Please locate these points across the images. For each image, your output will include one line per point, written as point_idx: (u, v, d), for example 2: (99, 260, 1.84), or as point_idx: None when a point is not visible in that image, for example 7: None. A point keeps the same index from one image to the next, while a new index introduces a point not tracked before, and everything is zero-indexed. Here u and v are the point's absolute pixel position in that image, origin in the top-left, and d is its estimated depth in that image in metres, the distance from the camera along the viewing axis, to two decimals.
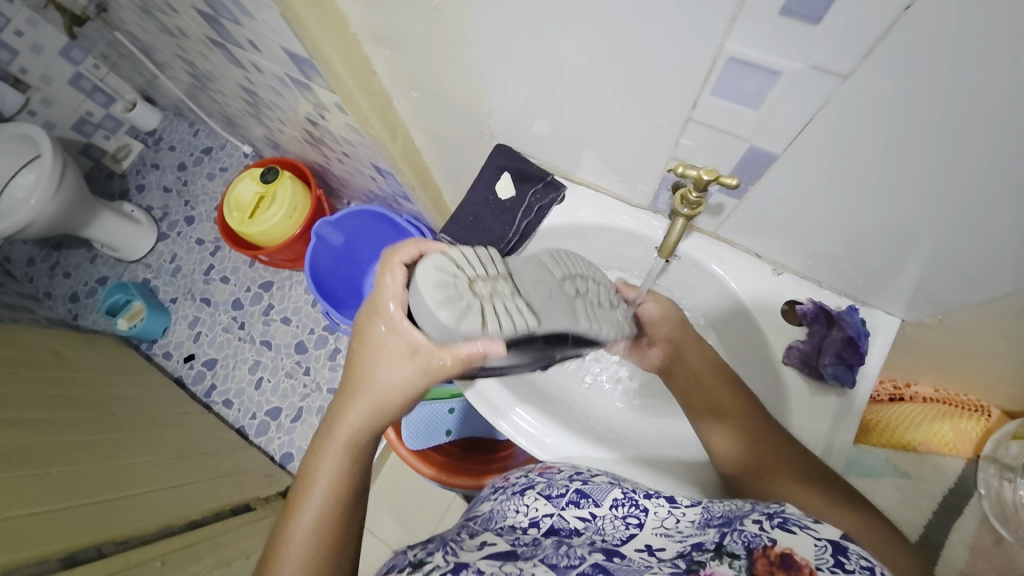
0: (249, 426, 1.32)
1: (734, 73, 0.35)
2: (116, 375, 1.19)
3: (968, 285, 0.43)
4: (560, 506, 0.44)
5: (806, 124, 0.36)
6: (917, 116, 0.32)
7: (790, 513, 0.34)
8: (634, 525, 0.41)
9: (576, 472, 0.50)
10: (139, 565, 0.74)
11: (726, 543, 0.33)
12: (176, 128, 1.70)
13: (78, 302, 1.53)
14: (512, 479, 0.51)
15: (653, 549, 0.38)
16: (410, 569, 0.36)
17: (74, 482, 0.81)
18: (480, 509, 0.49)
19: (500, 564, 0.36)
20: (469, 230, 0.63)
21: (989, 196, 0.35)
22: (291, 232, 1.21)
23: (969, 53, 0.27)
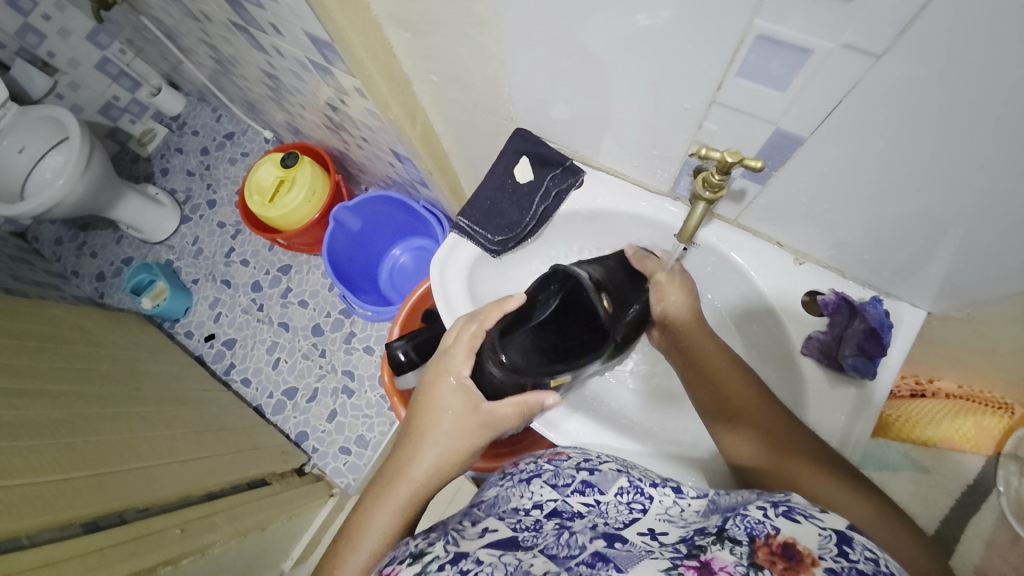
0: (267, 405, 1.36)
1: (761, 53, 0.35)
2: (140, 353, 1.23)
3: (997, 276, 0.42)
4: (565, 493, 0.45)
5: (835, 106, 0.35)
6: (959, 98, 0.31)
7: (795, 503, 0.35)
8: (637, 510, 0.42)
9: (584, 459, 0.51)
10: (159, 531, 0.79)
11: (728, 528, 0.34)
12: (199, 113, 1.73)
13: (105, 281, 1.58)
14: (521, 465, 0.52)
15: (655, 533, 0.38)
16: (410, 560, 0.36)
17: (100, 452, 0.84)
18: (485, 495, 0.50)
19: (499, 554, 0.36)
20: (487, 215, 0.63)
21: (1023, 184, 0.34)
22: (309, 216, 1.23)
23: (1016, 31, 0.26)
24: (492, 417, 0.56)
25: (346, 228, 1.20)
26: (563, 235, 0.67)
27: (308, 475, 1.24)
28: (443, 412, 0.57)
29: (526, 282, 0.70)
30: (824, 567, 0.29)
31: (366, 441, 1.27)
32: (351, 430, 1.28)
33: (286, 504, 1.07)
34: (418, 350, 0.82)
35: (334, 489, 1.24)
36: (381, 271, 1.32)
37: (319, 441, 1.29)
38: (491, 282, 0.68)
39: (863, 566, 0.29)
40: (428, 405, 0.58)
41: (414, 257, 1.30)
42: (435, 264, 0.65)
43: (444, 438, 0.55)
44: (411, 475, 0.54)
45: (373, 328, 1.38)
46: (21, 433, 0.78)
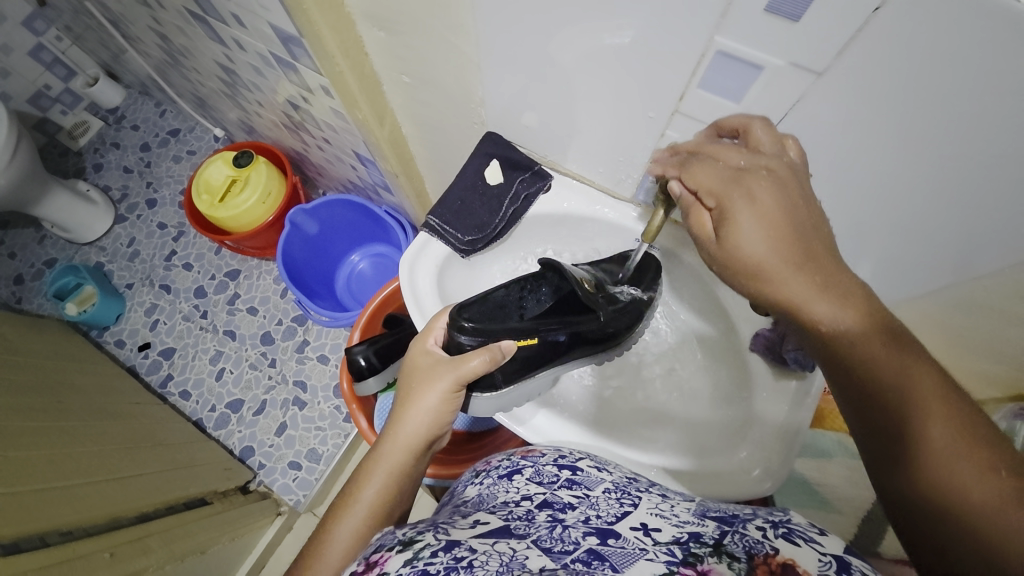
0: (208, 419, 1.27)
1: (719, 66, 0.38)
2: (64, 363, 1.12)
3: (914, 279, 0.48)
4: (553, 488, 0.47)
5: (783, 117, 0.39)
6: (889, 113, 0.35)
7: (796, 526, 0.40)
8: (628, 504, 0.45)
9: (561, 456, 0.55)
10: (86, 556, 0.72)
11: (725, 543, 0.37)
12: (140, 107, 1.63)
13: (23, 285, 1.44)
14: (494, 463, 0.56)
15: (648, 528, 0.41)
16: (400, 547, 0.36)
17: (17, 467, 0.76)
18: (465, 495, 0.52)
19: (492, 543, 0.36)
20: (457, 214, 0.63)
21: (932, 197, 0.39)
22: (263, 218, 1.18)
23: (932, 57, 0.30)
24: (460, 372, 0.55)
25: (302, 232, 1.16)
26: (531, 241, 0.68)
27: (253, 493, 1.16)
28: (412, 377, 0.58)
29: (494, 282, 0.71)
30: None
31: (318, 455, 1.21)
32: (302, 444, 1.22)
33: (230, 525, 1.02)
34: (378, 356, 0.80)
35: (281, 507, 1.17)
36: (338, 277, 1.29)
37: (265, 457, 1.21)
38: (459, 283, 0.68)
39: None
40: (407, 372, 0.59)
41: (373, 264, 1.29)
42: (405, 259, 0.65)
43: (422, 398, 0.56)
44: (394, 436, 0.55)
45: (328, 336, 1.33)
46: None
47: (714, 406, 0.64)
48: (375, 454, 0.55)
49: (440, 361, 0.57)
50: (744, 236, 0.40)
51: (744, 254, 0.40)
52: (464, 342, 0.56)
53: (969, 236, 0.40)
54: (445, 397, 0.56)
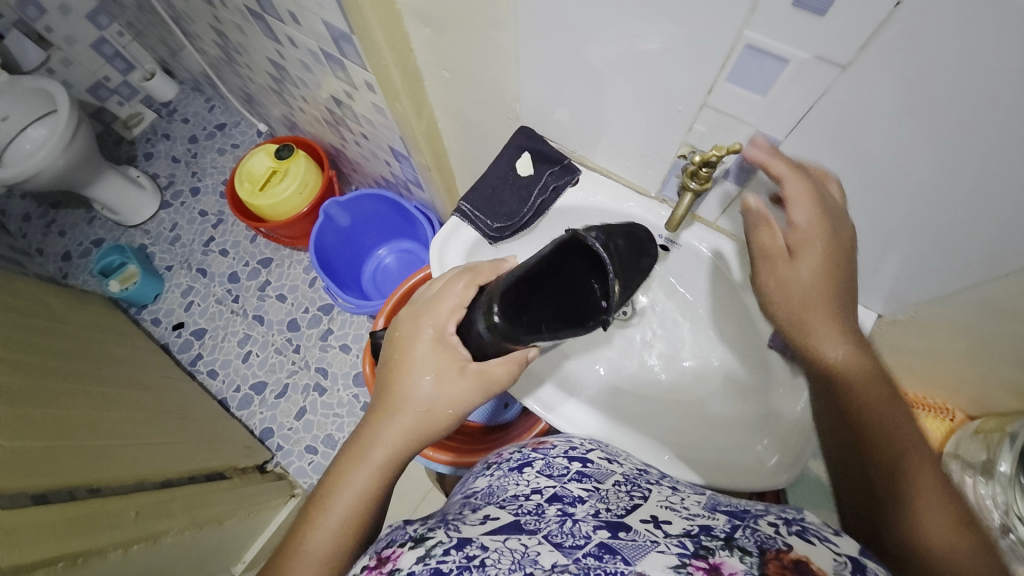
0: (232, 398, 1.32)
1: (748, 60, 0.39)
2: (104, 335, 1.19)
3: (939, 278, 0.48)
4: (563, 482, 0.49)
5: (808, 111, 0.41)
6: (913, 108, 0.36)
7: (810, 526, 0.40)
8: (638, 498, 0.46)
9: (571, 448, 0.57)
10: (113, 512, 0.76)
11: (738, 537, 0.37)
12: (191, 102, 1.73)
13: (72, 262, 1.53)
14: (506, 455, 0.58)
15: (659, 521, 0.41)
16: (411, 544, 0.39)
17: (56, 425, 0.80)
18: (476, 485, 0.54)
19: (503, 539, 0.38)
20: (487, 201, 0.66)
21: (956, 192, 0.40)
22: (299, 208, 1.23)
23: (955, 50, 0.31)
24: (484, 378, 0.55)
25: (335, 223, 1.21)
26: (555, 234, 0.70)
27: (270, 472, 1.20)
28: (416, 369, 0.56)
29: None
30: None
31: (334, 441, 1.24)
32: (320, 429, 1.26)
33: (248, 500, 1.05)
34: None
35: (295, 489, 1.20)
36: (365, 269, 1.35)
37: (284, 438, 1.26)
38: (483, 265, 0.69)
39: None
40: (410, 357, 0.57)
41: (399, 259, 1.34)
42: (434, 243, 0.67)
43: (425, 398, 0.55)
44: (386, 432, 0.54)
45: (351, 326, 1.37)
46: None
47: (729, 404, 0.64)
48: (362, 447, 0.53)
49: (454, 357, 0.56)
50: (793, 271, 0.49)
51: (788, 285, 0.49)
52: (484, 335, 0.52)
53: (990, 237, 0.41)
54: (446, 405, 0.55)
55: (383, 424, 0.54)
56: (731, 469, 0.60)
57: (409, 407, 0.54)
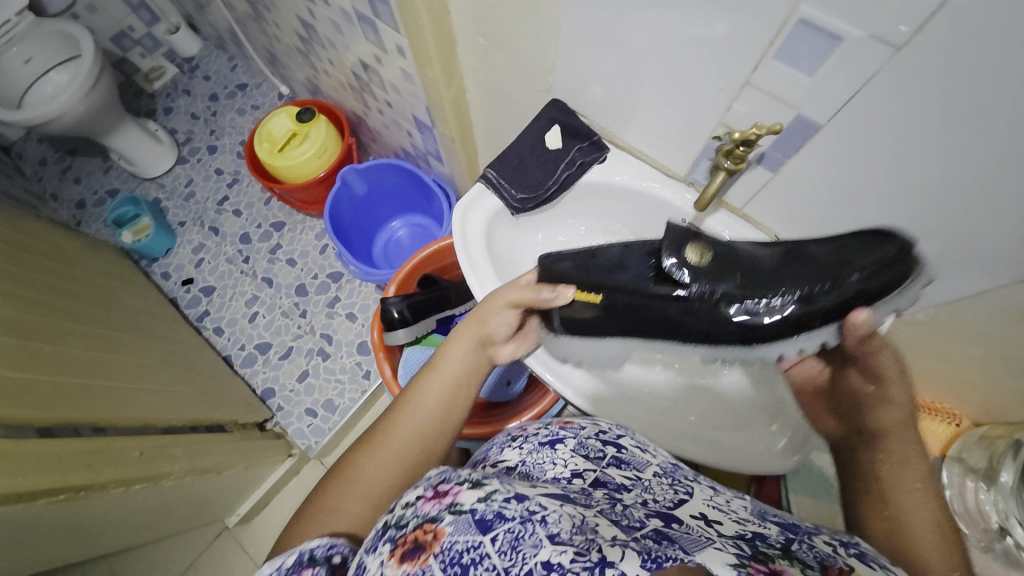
0: (236, 356, 1.33)
1: (799, 37, 0.39)
2: (114, 283, 1.20)
3: (966, 276, 0.47)
4: (602, 466, 0.52)
5: (853, 95, 0.40)
6: (964, 96, 0.35)
7: (866, 549, 0.42)
8: (683, 493, 0.49)
9: (601, 431, 0.59)
10: (118, 450, 0.77)
11: (789, 545, 0.39)
12: (213, 59, 1.72)
13: (85, 209, 1.54)
14: (533, 430, 0.61)
15: (709, 518, 0.44)
16: (470, 485, 0.41)
17: (65, 362, 0.82)
18: (507, 459, 0.57)
19: (561, 503, 0.40)
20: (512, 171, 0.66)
21: (996, 187, 0.39)
22: (316, 172, 1.23)
23: (1018, 33, 0.31)
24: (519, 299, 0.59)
25: (351, 191, 1.21)
26: (576, 212, 0.70)
27: (269, 431, 1.22)
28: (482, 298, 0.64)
29: (535, 247, 0.72)
30: None
31: (334, 406, 1.25)
32: (321, 394, 1.27)
33: (245, 454, 1.06)
34: (411, 309, 0.84)
35: (293, 450, 1.22)
36: (377, 240, 1.35)
37: (284, 400, 1.27)
38: (506, 239, 0.70)
39: None
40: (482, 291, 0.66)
41: (412, 233, 1.34)
42: (457, 209, 0.67)
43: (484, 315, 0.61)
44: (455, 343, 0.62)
45: (358, 295, 1.38)
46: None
47: (736, 394, 0.64)
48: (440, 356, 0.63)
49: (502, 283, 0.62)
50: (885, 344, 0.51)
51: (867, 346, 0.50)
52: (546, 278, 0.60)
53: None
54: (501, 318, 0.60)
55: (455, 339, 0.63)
56: (736, 454, 0.62)
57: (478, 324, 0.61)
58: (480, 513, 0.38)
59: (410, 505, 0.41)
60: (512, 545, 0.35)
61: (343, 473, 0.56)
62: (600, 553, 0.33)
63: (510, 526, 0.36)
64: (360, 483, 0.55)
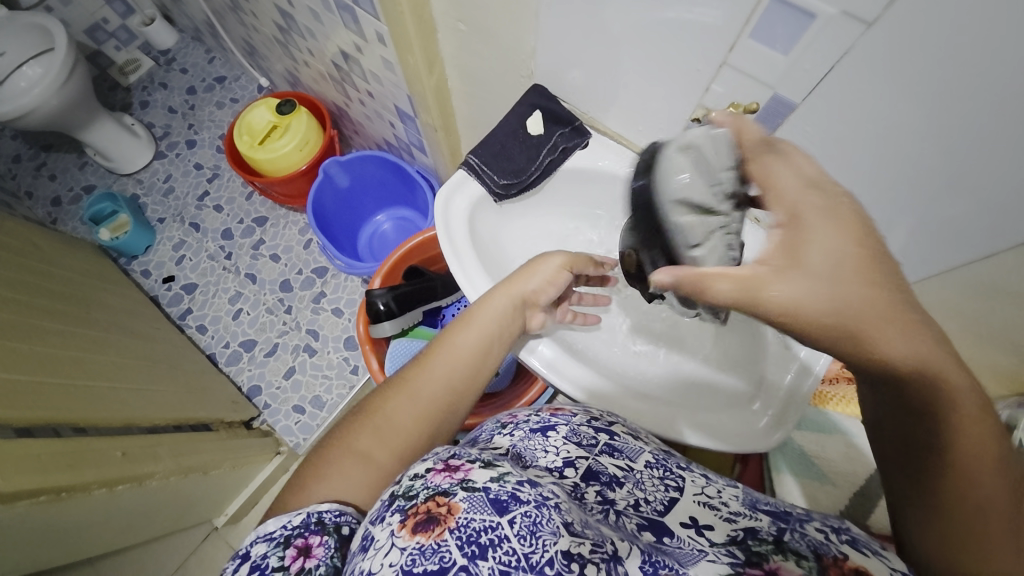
0: (221, 354, 1.31)
1: (773, 15, 0.39)
2: (92, 281, 1.17)
3: (945, 253, 0.48)
4: (594, 454, 0.49)
5: (827, 72, 0.41)
6: (940, 70, 0.35)
7: (858, 535, 0.41)
8: (674, 489, 0.46)
9: (592, 418, 0.55)
10: (100, 450, 0.75)
11: (787, 540, 0.40)
12: (190, 52, 1.68)
13: (60, 207, 1.50)
14: (523, 417, 0.56)
15: (700, 526, 0.42)
16: (480, 463, 0.41)
17: (42, 362, 0.80)
18: (494, 443, 0.52)
19: (566, 497, 0.40)
20: (495, 157, 0.65)
21: (972, 162, 0.39)
22: (298, 165, 1.21)
23: (988, 5, 0.31)
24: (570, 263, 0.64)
25: (334, 184, 1.20)
26: (559, 199, 0.70)
27: (256, 429, 1.20)
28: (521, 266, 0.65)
29: (521, 236, 0.72)
30: None
31: (322, 402, 1.24)
32: (308, 390, 1.26)
33: (231, 453, 1.05)
34: (398, 299, 0.83)
35: (281, 447, 1.21)
36: (361, 234, 1.33)
37: (271, 397, 1.25)
38: (493, 228, 0.69)
39: None
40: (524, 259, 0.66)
41: (397, 227, 1.33)
42: (439, 196, 0.67)
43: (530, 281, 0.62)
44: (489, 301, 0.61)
45: (344, 291, 1.36)
46: None
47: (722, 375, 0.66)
48: (467, 315, 0.61)
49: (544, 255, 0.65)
50: (829, 269, 0.32)
51: (802, 319, 0.32)
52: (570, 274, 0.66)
53: (1001, 212, 0.41)
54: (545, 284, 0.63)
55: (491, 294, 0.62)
56: (732, 434, 0.62)
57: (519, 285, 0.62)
58: (494, 493, 0.38)
59: (418, 477, 0.40)
60: (530, 530, 0.35)
61: (369, 417, 0.54)
62: (613, 547, 0.37)
63: (527, 510, 0.36)
64: (384, 429, 0.53)
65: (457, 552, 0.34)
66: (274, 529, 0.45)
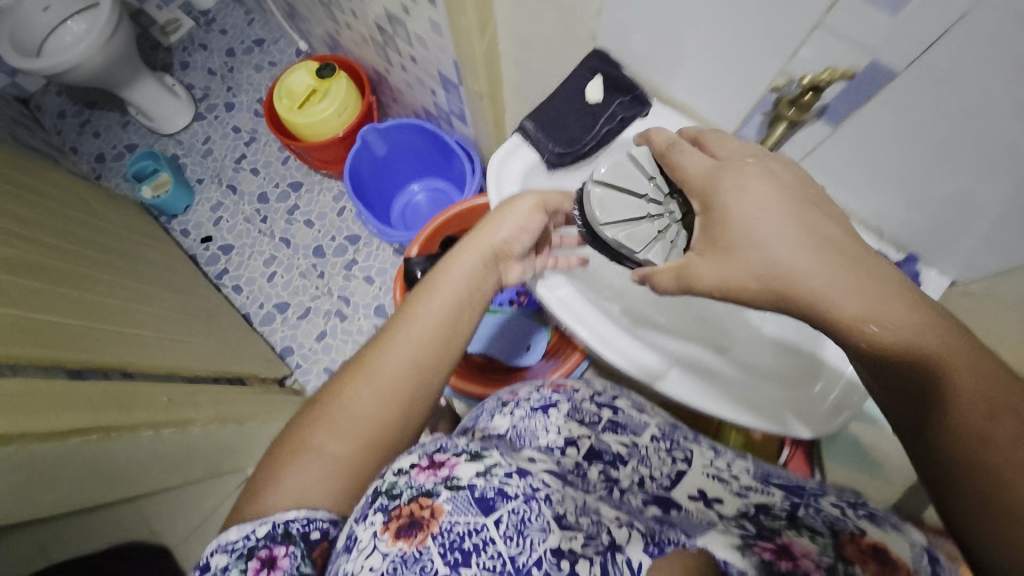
0: (255, 314, 1.35)
1: None
2: (135, 236, 1.21)
3: None
4: (597, 432, 0.56)
5: (940, 35, 0.38)
6: None
7: (876, 509, 0.46)
8: (681, 463, 0.56)
9: (597, 394, 0.63)
10: (147, 395, 0.79)
11: (800, 516, 0.45)
12: (230, 13, 1.68)
13: (105, 164, 1.54)
14: (523, 395, 0.61)
15: (708, 498, 0.51)
16: (467, 457, 0.43)
17: (93, 310, 0.82)
18: (496, 425, 0.57)
19: (561, 482, 0.44)
20: (547, 125, 0.64)
21: None
22: (336, 131, 1.21)
23: None
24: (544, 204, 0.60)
25: (371, 151, 1.20)
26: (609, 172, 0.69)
27: (288, 388, 1.24)
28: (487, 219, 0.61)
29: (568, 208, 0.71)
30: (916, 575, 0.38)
31: None
32: (339, 354, 1.28)
33: (266, 406, 1.07)
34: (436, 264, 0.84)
35: None
36: (395, 203, 1.33)
37: (303, 358, 1.29)
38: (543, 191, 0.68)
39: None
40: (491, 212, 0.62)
41: (431, 198, 1.32)
42: (495, 157, 0.66)
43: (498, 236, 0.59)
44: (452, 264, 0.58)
45: (376, 259, 1.37)
46: (25, 270, 0.76)
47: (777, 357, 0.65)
48: (429, 285, 0.58)
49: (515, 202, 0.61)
50: (742, 243, 0.41)
51: (735, 293, 0.42)
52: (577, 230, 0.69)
53: None
54: (516, 235, 0.60)
55: (456, 256, 0.59)
56: (794, 418, 0.61)
57: (484, 242, 0.59)
58: (480, 491, 0.39)
59: (402, 474, 0.43)
60: (517, 528, 0.38)
61: (329, 408, 0.52)
62: (609, 537, 0.40)
63: (514, 507, 0.39)
64: (344, 418, 0.51)
65: (439, 558, 0.36)
66: (239, 537, 0.46)
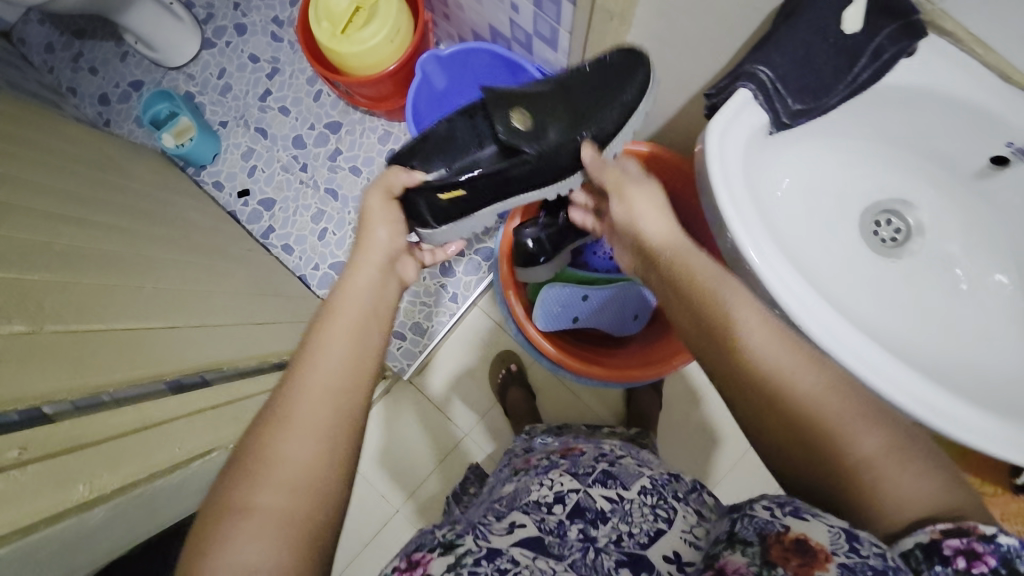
0: (311, 276, 1.25)
1: None
2: (173, 198, 1.07)
3: None
4: (586, 485, 0.54)
5: None
6: None
7: (801, 504, 0.43)
8: (663, 520, 0.50)
9: (601, 453, 0.61)
10: (249, 398, 0.73)
11: (737, 530, 0.44)
12: None
13: (111, 107, 1.35)
14: (535, 462, 0.65)
15: (681, 560, 0.46)
16: (441, 549, 0.45)
17: (173, 299, 0.72)
18: (505, 490, 0.62)
19: (532, 555, 0.46)
20: (797, 64, 0.54)
21: None
22: (387, 62, 1.02)
23: None
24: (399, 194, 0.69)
25: (430, 85, 1.02)
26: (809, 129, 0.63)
27: None
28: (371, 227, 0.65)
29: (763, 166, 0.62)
30: (837, 562, 0.38)
31: (422, 329, 1.19)
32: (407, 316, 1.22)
33: None
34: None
35: (387, 371, 1.20)
36: None
37: None
38: (746, 158, 0.59)
39: (871, 559, 0.37)
40: (370, 227, 0.65)
41: None
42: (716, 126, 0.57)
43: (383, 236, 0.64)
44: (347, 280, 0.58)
45: None
46: (89, 262, 0.64)
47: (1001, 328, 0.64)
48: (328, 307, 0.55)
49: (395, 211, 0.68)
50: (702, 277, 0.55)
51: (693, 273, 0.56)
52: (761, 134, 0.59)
53: None
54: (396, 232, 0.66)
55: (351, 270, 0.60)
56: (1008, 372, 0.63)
57: (375, 245, 0.63)
58: None
59: None
60: None
61: (249, 462, 0.44)
62: None
63: None
64: (275, 457, 0.44)
65: None
66: None
